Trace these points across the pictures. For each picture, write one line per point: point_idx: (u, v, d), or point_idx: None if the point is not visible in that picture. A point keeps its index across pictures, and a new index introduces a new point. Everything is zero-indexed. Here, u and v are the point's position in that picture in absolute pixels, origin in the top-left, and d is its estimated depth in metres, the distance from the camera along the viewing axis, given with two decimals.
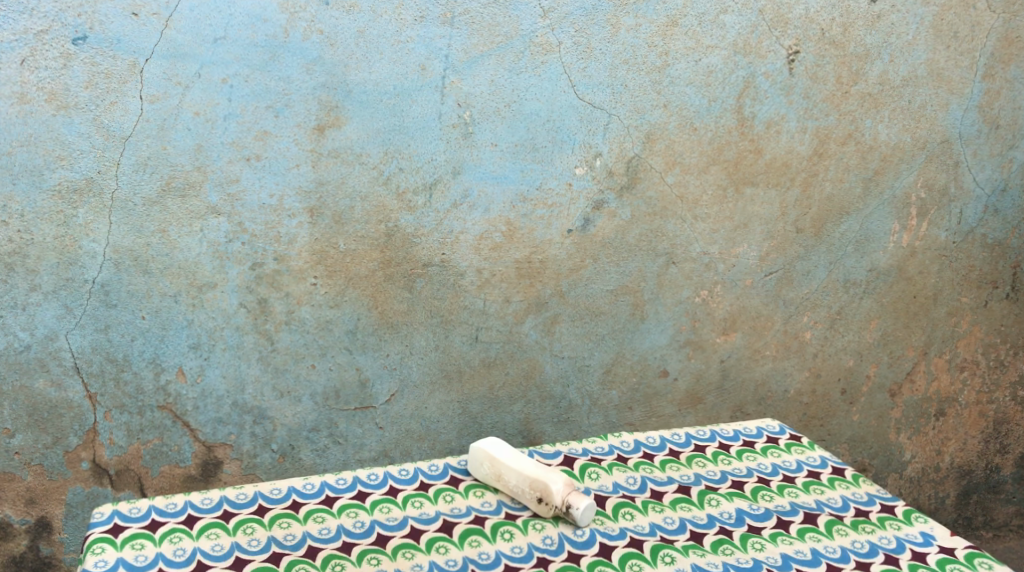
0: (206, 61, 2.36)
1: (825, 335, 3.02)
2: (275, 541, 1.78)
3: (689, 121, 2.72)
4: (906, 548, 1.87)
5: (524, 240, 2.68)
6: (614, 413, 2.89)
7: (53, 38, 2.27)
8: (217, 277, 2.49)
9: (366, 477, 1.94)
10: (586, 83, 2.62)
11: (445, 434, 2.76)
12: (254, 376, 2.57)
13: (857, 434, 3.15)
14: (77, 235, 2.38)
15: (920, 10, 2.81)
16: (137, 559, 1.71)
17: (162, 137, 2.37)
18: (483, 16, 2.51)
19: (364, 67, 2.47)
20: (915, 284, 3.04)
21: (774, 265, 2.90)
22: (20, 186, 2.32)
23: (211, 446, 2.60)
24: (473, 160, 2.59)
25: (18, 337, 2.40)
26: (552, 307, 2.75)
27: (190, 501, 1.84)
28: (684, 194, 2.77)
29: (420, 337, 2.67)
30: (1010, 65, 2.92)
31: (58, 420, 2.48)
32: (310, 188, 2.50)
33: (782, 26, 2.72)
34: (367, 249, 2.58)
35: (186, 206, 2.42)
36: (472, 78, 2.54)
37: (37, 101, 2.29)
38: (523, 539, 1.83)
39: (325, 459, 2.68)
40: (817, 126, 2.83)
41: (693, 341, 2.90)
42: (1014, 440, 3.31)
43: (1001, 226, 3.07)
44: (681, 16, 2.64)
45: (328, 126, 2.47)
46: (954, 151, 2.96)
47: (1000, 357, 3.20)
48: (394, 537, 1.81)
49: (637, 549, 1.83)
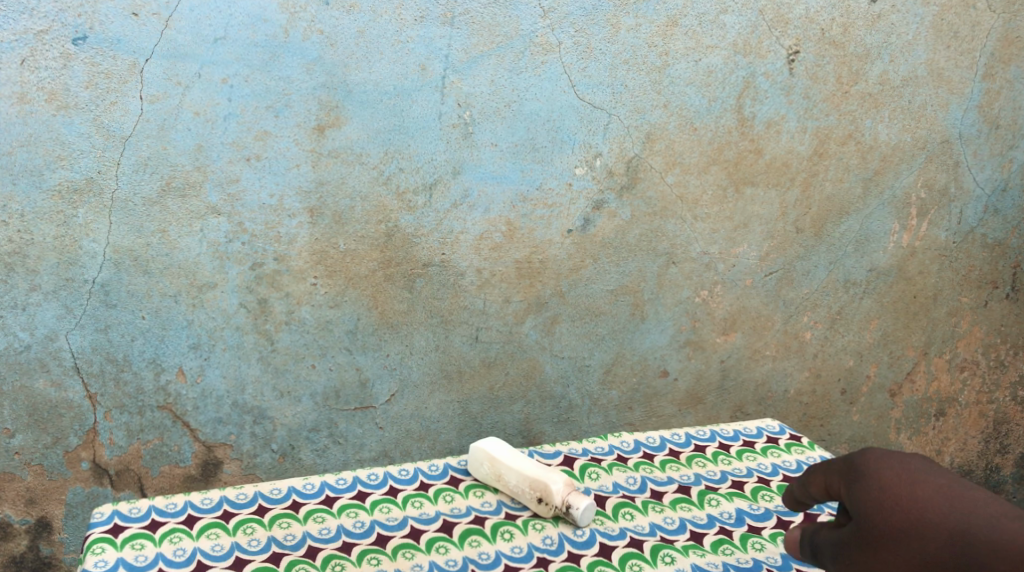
0: (206, 61, 2.36)
1: (825, 335, 3.02)
2: (275, 541, 1.78)
3: (689, 121, 2.71)
4: None
5: (525, 240, 2.68)
6: (614, 413, 2.89)
7: (53, 38, 2.26)
8: (217, 277, 2.49)
9: (366, 477, 1.94)
10: (586, 83, 2.61)
11: (445, 434, 2.77)
12: (254, 376, 2.58)
13: (857, 434, 3.15)
14: (77, 235, 2.38)
15: (920, 10, 2.81)
16: (137, 559, 1.71)
17: (162, 137, 2.37)
18: (484, 16, 2.51)
19: (364, 67, 2.46)
20: (915, 284, 3.05)
21: (774, 265, 2.91)
22: (20, 186, 2.32)
23: (211, 446, 2.60)
24: (473, 161, 2.59)
25: (18, 337, 2.40)
26: (552, 307, 2.75)
27: (190, 501, 1.84)
28: (684, 194, 2.77)
29: (421, 337, 2.67)
30: (1010, 64, 2.92)
31: (58, 420, 2.47)
32: (310, 188, 2.50)
33: (782, 26, 2.72)
34: (367, 249, 2.58)
35: (186, 206, 2.42)
36: (472, 78, 2.54)
37: (37, 101, 2.28)
38: (523, 538, 1.83)
39: (325, 459, 2.69)
40: (817, 126, 2.82)
41: (693, 341, 2.90)
42: (1014, 440, 3.32)
43: (1001, 226, 3.07)
44: (681, 16, 2.63)
45: (328, 126, 2.47)
46: (954, 151, 2.96)
47: (1000, 357, 3.20)
48: (394, 537, 1.81)
49: (637, 549, 1.83)
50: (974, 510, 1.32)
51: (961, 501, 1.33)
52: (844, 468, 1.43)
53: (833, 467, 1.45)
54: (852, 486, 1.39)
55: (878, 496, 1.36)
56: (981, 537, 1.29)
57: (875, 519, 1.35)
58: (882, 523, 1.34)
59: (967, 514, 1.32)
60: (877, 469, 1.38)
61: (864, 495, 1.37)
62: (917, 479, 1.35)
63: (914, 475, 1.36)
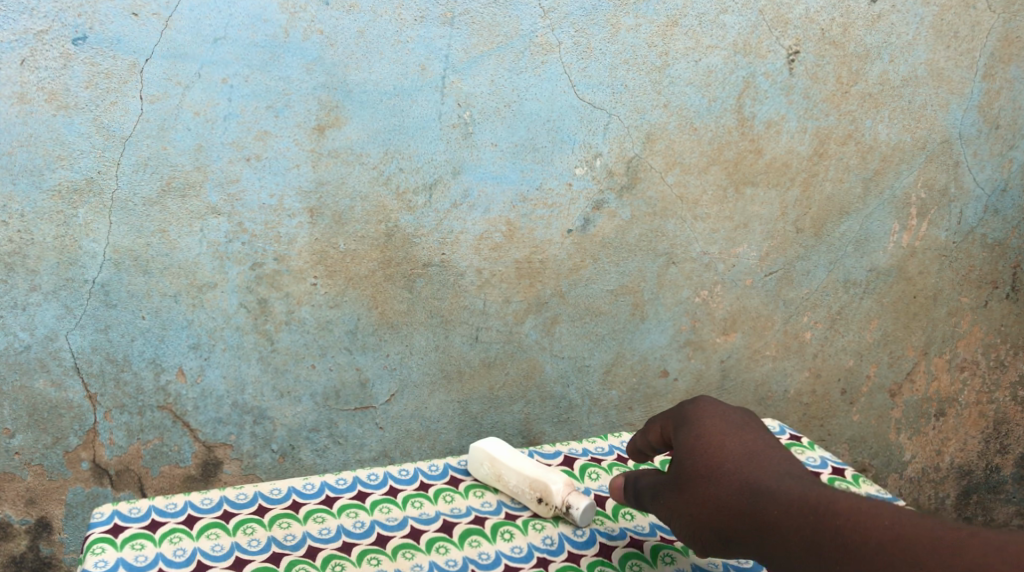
0: (206, 61, 2.36)
1: (825, 335, 3.02)
2: (275, 541, 1.78)
3: (689, 121, 2.71)
4: None
5: (525, 240, 2.68)
6: (614, 413, 2.89)
7: (53, 38, 2.26)
8: (217, 277, 2.49)
9: (366, 477, 1.94)
10: (586, 83, 2.61)
11: (445, 434, 2.77)
12: (254, 376, 2.58)
13: (856, 434, 3.15)
14: (77, 235, 2.38)
15: (920, 10, 2.81)
16: (137, 559, 1.71)
17: (162, 137, 2.37)
18: (483, 16, 2.51)
19: (364, 67, 2.46)
20: (915, 284, 3.05)
21: (774, 265, 2.91)
22: (20, 186, 2.32)
23: (211, 446, 2.60)
24: (473, 161, 2.59)
25: (18, 337, 2.40)
26: (552, 307, 2.75)
27: (190, 501, 1.84)
28: (684, 194, 2.77)
29: (420, 337, 2.67)
30: (1009, 64, 2.92)
31: (58, 420, 2.47)
32: (310, 188, 2.50)
33: (782, 26, 2.72)
34: (367, 249, 2.58)
35: (186, 206, 2.42)
36: (472, 78, 2.54)
37: (37, 101, 2.28)
38: (523, 538, 1.83)
39: (325, 459, 2.69)
40: (817, 126, 2.82)
41: (693, 342, 2.90)
42: (1014, 440, 3.32)
43: (1001, 226, 3.07)
44: (681, 16, 2.63)
45: (328, 126, 2.47)
46: (954, 151, 2.96)
47: (1000, 357, 3.20)
48: (394, 537, 1.81)
49: (637, 549, 1.83)
50: (766, 462, 1.55)
51: (759, 453, 1.57)
52: (676, 418, 1.69)
53: (669, 417, 1.71)
54: (678, 431, 1.65)
55: (693, 442, 1.60)
56: (764, 484, 1.52)
57: (686, 460, 1.59)
58: (690, 463, 1.59)
59: (759, 461, 1.55)
60: (699, 419, 1.63)
61: (681, 439, 1.63)
62: (727, 431, 1.60)
63: (725, 427, 1.61)
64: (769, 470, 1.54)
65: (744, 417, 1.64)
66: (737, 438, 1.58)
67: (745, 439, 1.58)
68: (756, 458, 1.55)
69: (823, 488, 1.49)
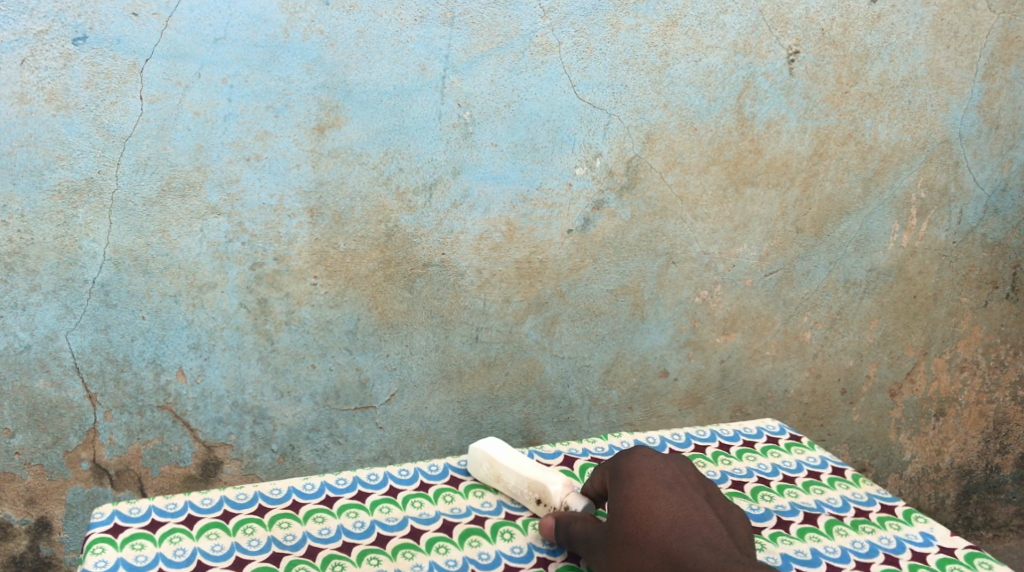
0: (206, 61, 2.36)
1: (826, 336, 3.02)
2: (275, 541, 1.78)
3: (689, 120, 2.71)
4: (906, 548, 1.88)
5: (524, 240, 2.68)
6: (614, 413, 2.89)
7: (53, 38, 2.26)
8: (217, 277, 2.49)
9: (366, 477, 1.95)
10: (586, 83, 2.61)
11: (445, 434, 2.77)
12: (254, 376, 2.57)
13: (856, 434, 3.15)
14: (77, 235, 2.38)
15: (919, 10, 2.81)
16: (137, 559, 1.71)
17: (162, 137, 2.37)
18: (483, 16, 2.51)
19: (364, 67, 2.46)
20: (915, 284, 3.05)
21: (774, 265, 2.91)
22: (20, 186, 2.32)
23: (211, 446, 2.60)
24: (473, 160, 2.59)
25: (18, 337, 2.40)
26: (552, 307, 2.75)
27: (190, 501, 1.84)
28: (684, 194, 2.77)
29: (420, 337, 2.67)
30: (1010, 65, 2.92)
31: (58, 420, 2.47)
32: (310, 188, 2.50)
33: (782, 26, 2.72)
34: (367, 249, 2.58)
35: (186, 206, 2.42)
36: (472, 78, 2.54)
37: (37, 101, 2.28)
38: (523, 538, 1.83)
39: (325, 459, 2.69)
40: (817, 126, 2.82)
41: (693, 341, 2.90)
42: (1014, 440, 3.31)
43: (1001, 227, 3.07)
44: (681, 16, 2.63)
45: (328, 125, 2.47)
46: (954, 151, 2.96)
47: (1000, 357, 3.20)
48: (394, 537, 1.81)
49: None
50: (686, 528, 1.62)
51: (683, 519, 1.63)
52: (615, 477, 1.76)
53: (609, 474, 1.78)
54: (615, 489, 1.74)
55: (623, 506, 1.68)
56: (681, 550, 1.59)
57: (617, 525, 1.67)
58: (620, 528, 1.67)
59: (679, 525, 1.62)
60: (631, 481, 1.71)
61: (615, 500, 1.71)
62: (654, 494, 1.67)
63: (654, 491, 1.68)
64: (689, 539, 1.59)
65: (676, 477, 1.71)
66: (663, 503, 1.66)
67: (672, 504, 1.65)
68: (678, 525, 1.62)
69: (736, 565, 1.54)
